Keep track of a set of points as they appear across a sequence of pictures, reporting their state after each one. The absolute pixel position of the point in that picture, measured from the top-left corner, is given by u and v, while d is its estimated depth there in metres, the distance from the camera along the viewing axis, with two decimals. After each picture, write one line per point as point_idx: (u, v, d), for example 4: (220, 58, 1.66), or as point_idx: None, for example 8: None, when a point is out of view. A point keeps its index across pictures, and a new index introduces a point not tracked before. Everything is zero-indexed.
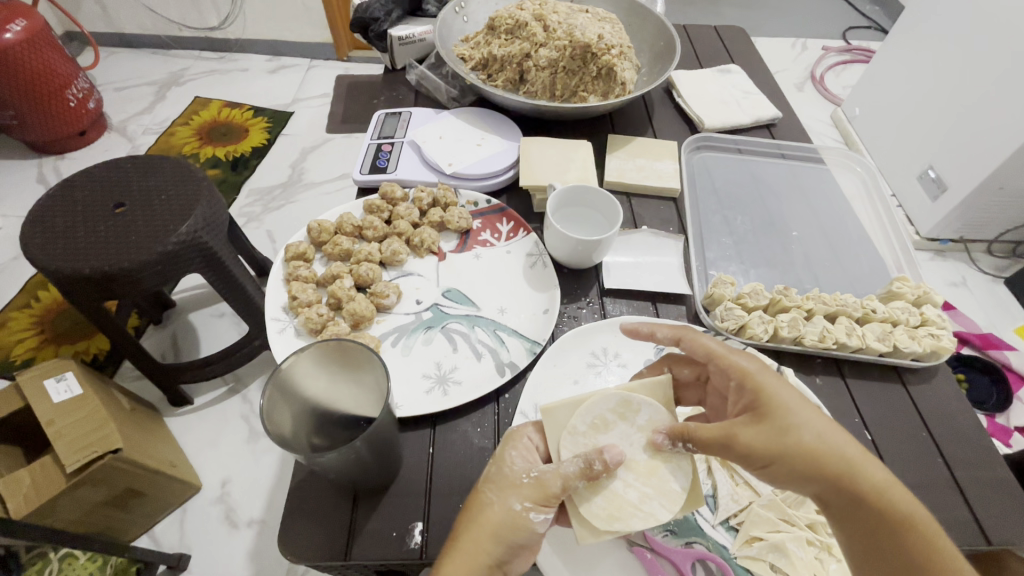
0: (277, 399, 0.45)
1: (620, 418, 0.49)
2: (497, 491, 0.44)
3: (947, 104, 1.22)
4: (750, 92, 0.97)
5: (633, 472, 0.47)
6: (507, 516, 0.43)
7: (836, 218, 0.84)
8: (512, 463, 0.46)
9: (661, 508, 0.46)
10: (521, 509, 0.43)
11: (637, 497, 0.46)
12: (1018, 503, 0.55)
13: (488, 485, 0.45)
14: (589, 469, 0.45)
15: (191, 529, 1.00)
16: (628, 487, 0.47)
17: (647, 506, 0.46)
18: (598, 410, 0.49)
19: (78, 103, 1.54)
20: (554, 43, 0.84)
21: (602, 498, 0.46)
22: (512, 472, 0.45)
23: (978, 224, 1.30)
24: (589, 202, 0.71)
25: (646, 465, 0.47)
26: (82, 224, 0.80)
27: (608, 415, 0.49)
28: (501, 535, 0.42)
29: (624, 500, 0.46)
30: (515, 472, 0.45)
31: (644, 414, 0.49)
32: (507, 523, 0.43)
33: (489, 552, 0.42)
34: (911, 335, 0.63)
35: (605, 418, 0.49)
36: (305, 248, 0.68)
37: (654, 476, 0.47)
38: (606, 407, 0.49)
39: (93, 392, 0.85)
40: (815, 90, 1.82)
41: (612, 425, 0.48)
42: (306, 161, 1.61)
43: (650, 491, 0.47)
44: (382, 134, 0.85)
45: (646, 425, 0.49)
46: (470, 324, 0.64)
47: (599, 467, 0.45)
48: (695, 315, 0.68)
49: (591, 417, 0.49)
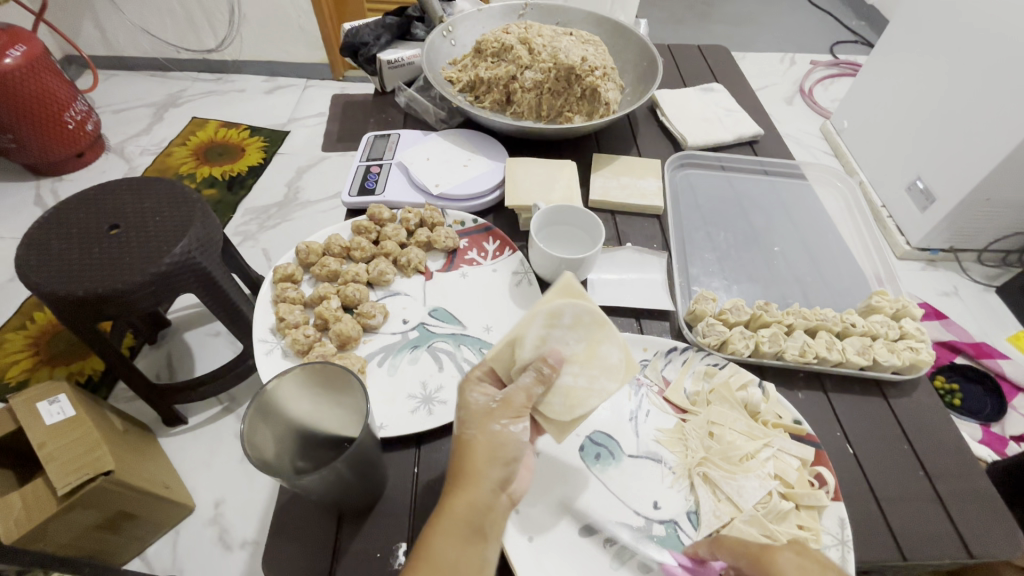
0: (258, 421, 0.46)
1: (550, 328, 0.51)
2: (474, 425, 0.45)
3: (931, 118, 1.24)
4: (732, 109, 0.99)
5: (578, 364, 0.51)
6: (489, 438, 0.45)
7: (818, 233, 0.86)
8: (476, 400, 0.47)
9: (609, 382, 0.51)
10: (502, 426, 0.46)
11: (587, 382, 0.51)
12: (998, 514, 0.55)
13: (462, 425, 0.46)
14: (541, 374, 0.48)
15: (184, 550, 1.00)
16: (577, 377, 0.51)
17: (598, 384, 0.51)
18: (535, 331, 0.50)
19: (76, 125, 1.56)
20: (539, 65, 0.86)
21: (561, 395, 0.50)
22: (479, 406, 0.47)
23: (966, 233, 1.31)
24: (574, 221, 0.72)
25: (585, 352, 0.51)
26: (79, 247, 0.81)
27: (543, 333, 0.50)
28: (495, 456, 0.44)
29: (578, 389, 0.50)
30: (482, 405, 0.47)
31: (569, 313, 0.51)
32: (495, 445, 0.45)
33: (490, 475, 0.44)
34: (890, 348, 0.65)
35: (540, 336, 0.50)
36: (293, 270, 0.69)
37: (595, 358, 0.51)
38: (537, 327, 0.50)
39: (86, 413, 0.85)
40: (804, 104, 1.85)
41: (547, 337, 0.51)
42: (302, 180, 1.62)
43: (596, 371, 0.51)
44: (370, 156, 0.86)
45: (573, 322, 0.51)
46: (456, 343, 0.65)
47: (548, 369, 0.48)
48: (679, 331, 0.69)
49: (533, 343, 0.50)
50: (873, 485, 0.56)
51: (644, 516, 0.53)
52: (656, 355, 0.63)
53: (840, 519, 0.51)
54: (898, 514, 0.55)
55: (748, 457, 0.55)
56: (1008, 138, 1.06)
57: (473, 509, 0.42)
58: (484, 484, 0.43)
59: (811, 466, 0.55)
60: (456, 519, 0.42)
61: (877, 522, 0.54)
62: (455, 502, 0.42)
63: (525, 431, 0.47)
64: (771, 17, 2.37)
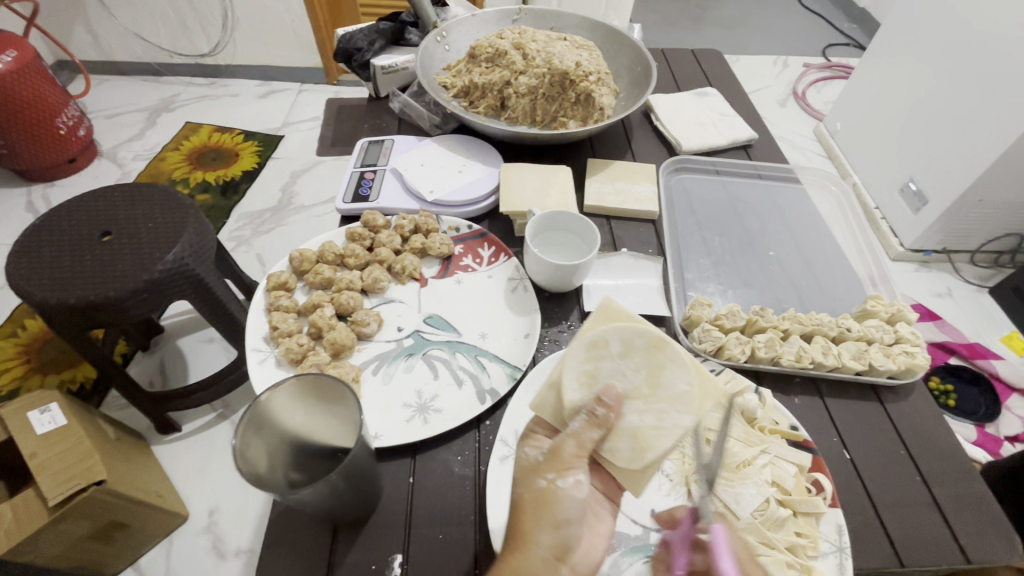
0: (251, 434, 0.45)
1: (597, 360, 0.47)
2: (521, 483, 0.45)
3: (924, 121, 1.25)
4: (726, 114, 0.99)
5: (641, 399, 0.46)
6: (535, 495, 0.44)
7: (813, 237, 0.86)
8: (526, 455, 0.48)
9: (681, 415, 0.45)
10: (548, 481, 0.44)
11: (656, 419, 0.46)
12: (996, 519, 0.55)
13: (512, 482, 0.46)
14: (592, 417, 0.44)
15: (177, 559, 0.98)
16: (642, 415, 0.46)
17: (669, 419, 0.46)
18: (576, 368, 0.47)
19: (68, 130, 1.55)
20: (533, 70, 0.86)
21: (626, 438, 0.46)
22: (529, 461, 0.47)
23: (960, 235, 1.32)
24: (568, 227, 0.72)
25: (648, 384, 0.46)
26: (69, 254, 0.80)
27: (587, 367, 0.47)
28: (541, 515, 0.43)
29: (645, 429, 0.46)
30: (530, 460, 0.47)
31: (616, 340, 0.47)
32: (539, 501, 0.43)
33: (539, 541, 0.42)
34: (886, 353, 0.65)
35: (586, 370, 0.47)
36: (286, 278, 0.69)
37: (659, 387, 0.46)
38: (579, 361, 0.47)
39: (77, 422, 0.84)
40: (797, 106, 1.86)
41: (596, 371, 0.47)
42: (296, 184, 1.62)
43: (664, 406, 0.46)
44: (364, 162, 0.86)
45: (624, 350, 0.47)
46: (452, 350, 0.65)
47: (602, 411, 0.45)
48: (674, 337, 0.69)
49: (576, 378, 0.47)
50: (870, 490, 0.56)
51: (640, 525, 0.52)
52: None
53: (837, 526, 0.51)
54: (894, 519, 0.54)
55: (745, 463, 0.55)
56: (999, 141, 1.07)
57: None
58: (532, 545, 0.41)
59: (808, 472, 0.55)
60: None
61: (873, 527, 0.54)
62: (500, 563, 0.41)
63: (577, 486, 0.44)
64: (764, 20, 2.39)
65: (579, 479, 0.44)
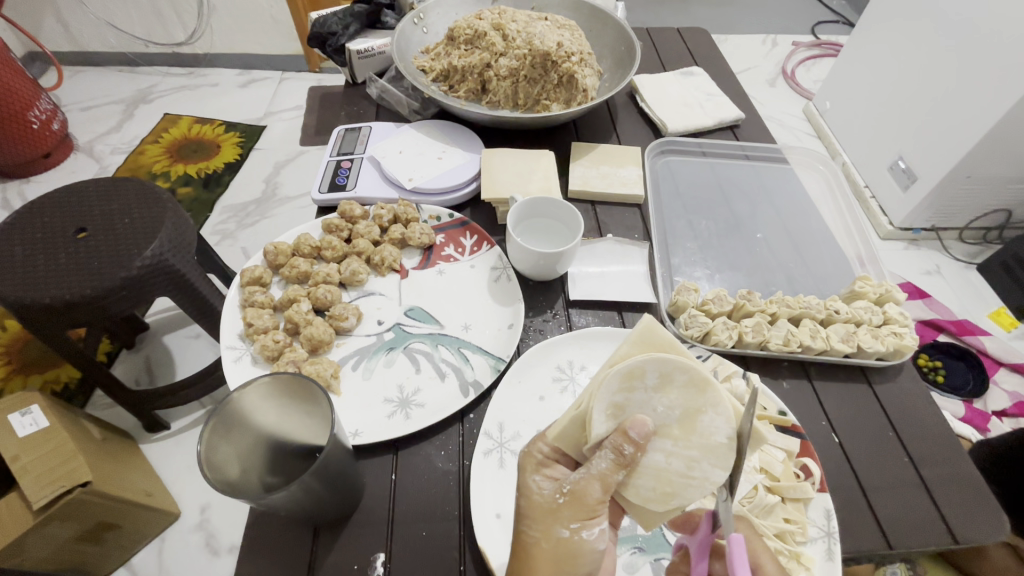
0: (217, 440, 0.43)
1: (628, 393, 0.43)
2: (538, 525, 0.43)
3: (913, 96, 1.23)
4: (713, 93, 0.96)
5: (670, 440, 0.43)
6: (557, 545, 0.42)
7: (801, 218, 0.85)
8: (540, 488, 0.45)
9: (714, 469, 0.42)
10: (570, 533, 0.43)
11: (685, 464, 0.43)
12: (983, 498, 0.55)
13: (525, 522, 0.44)
14: (621, 458, 0.42)
15: (170, 558, 0.97)
16: (671, 457, 0.43)
17: (699, 471, 0.43)
18: (605, 401, 0.43)
19: (41, 124, 1.50)
20: (513, 52, 0.83)
21: (649, 479, 0.44)
22: (543, 499, 0.44)
23: (949, 212, 1.31)
24: (552, 213, 0.70)
25: (681, 426, 0.43)
26: (42, 252, 0.77)
27: (618, 400, 0.43)
28: (561, 563, 0.42)
29: (671, 474, 0.43)
30: (547, 498, 0.44)
31: (653, 372, 0.43)
32: (563, 554, 0.42)
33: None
34: (875, 334, 0.64)
35: (616, 403, 0.43)
36: (261, 272, 0.67)
37: (694, 430, 0.43)
38: (612, 392, 0.43)
39: (61, 424, 0.82)
40: (787, 85, 1.84)
41: (628, 403, 0.43)
42: (279, 175, 1.58)
43: (695, 453, 0.43)
44: (341, 151, 0.83)
45: (660, 382, 0.43)
46: (434, 343, 0.63)
47: (630, 450, 0.42)
48: (661, 324, 0.67)
49: (605, 411, 0.43)
50: (858, 473, 0.56)
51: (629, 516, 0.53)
52: None
53: (825, 510, 0.51)
54: (879, 501, 0.54)
55: None
56: (988, 115, 1.05)
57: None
58: None
59: (796, 457, 0.54)
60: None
61: (861, 509, 0.54)
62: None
63: (601, 535, 0.43)
64: None
65: (602, 528, 0.43)
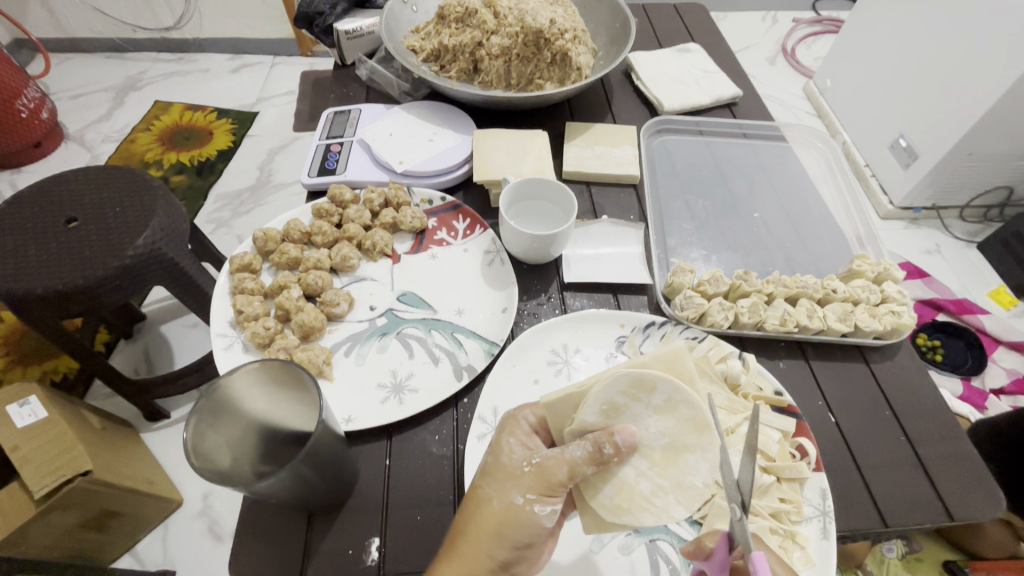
0: (204, 428, 0.43)
1: (631, 399, 0.43)
2: (494, 484, 0.43)
3: (915, 72, 1.20)
4: (710, 70, 0.94)
5: (647, 461, 0.44)
6: (506, 510, 0.42)
7: (798, 197, 0.84)
8: (511, 451, 0.45)
9: (677, 505, 0.43)
10: (524, 502, 0.42)
11: (651, 489, 0.44)
12: (980, 476, 0.55)
13: (485, 479, 0.44)
14: (597, 454, 0.42)
15: (175, 543, 0.98)
16: (641, 477, 0.44)
17: (661, 500, 0.43)
18: (606, 395, 0.43)
19: (30, 113, 1.48)
20: (505, 29, 0.81)
21: (612, 487, 0.44)
22: (510, 461, 0.44)
23: (950, 190, 1.29)
24: (546, 195, 0.69)
25: (665, 455, 0.44)
26: (34, 241, 0.76)
27: (618, 400, 0.43)
28: (505, 531, 0.42)
29: (634, 491, 0.44)
30: (514, 462, 0.44)
31: (661, 395, 0.43)
32: (509, 521, 0.42)
33: (493, 553, 0.41)
34: (872, 313, 0.63)
35: (615, 402, 0.44)
36: (251, 259, 0.66)
37: (674, 464, 0.43)
38: (615, 390, 0.43)
39: (60, 415, 0.81)
40: (787, 63, 1.81)
41: (625, 409, 0.44)
42: (274, 162, 1.56)
43: (665, 484, 0.44)
44: (330, 134, 0.82)
45: (664, 406, 0.43)
46: (427, 328, 0.62)
47: (609, 451, 0.42)
48: (657, 306, 0.67)
49: (599, 406, 0.44)
50: (856, 452, 0.56)
51: None
52: (633, 331, 0.62)
53: (821, 490, 0.50)
54: (874, 479, 0.54)
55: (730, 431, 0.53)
56: (991, 91, 1.03)
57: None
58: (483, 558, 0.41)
59: (792, 437, 0.53)
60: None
61: (856, 488, 0.53)
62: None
63: (551, 516, 0.42)
64: None
65: (556, 508, 0.43)
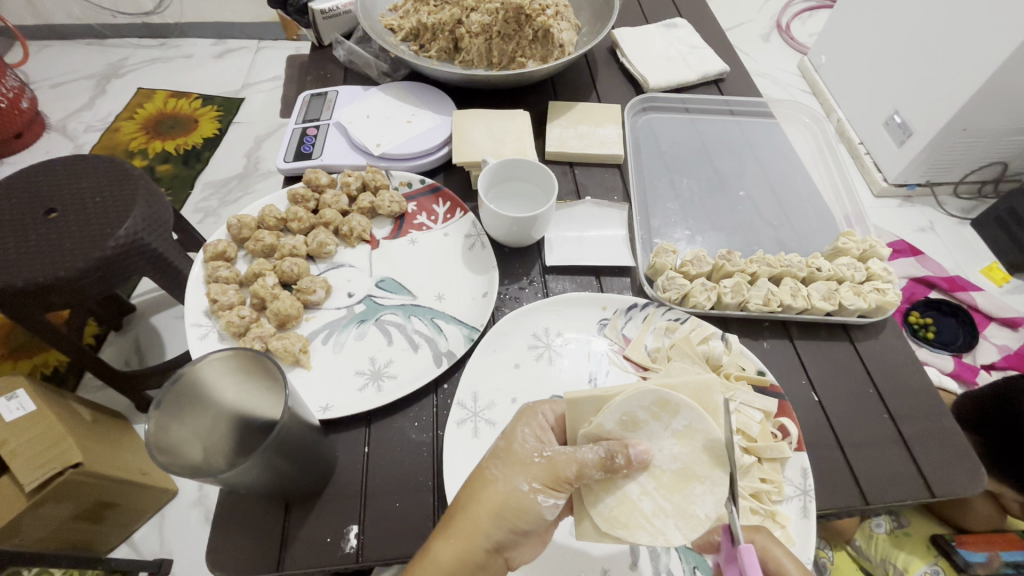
0: (168, 421, 0.43)
1: (653, 417, 0.44)
2: (502, 467, 0.43)
3: (909, 46, 1.18)
4: (696, 46, 0.92)
5: (655, 482, 0.43)
6: (509, 492, 0.42)
7: (785, 175, 0.83)
8: (524, 440, 0.44)
9: (677, 533, 0.42)
10: (529, 490, 0.42)
11: (652, 509, 0.43)
12: (964, 452, 0.55)
13: (493, 461, 0.44)
14: (609, 461, 0.42)
15: (171, 533, 0.98)
16: (644, 496, 0.43)
17: (660, 525, 0.42)
18: (628, 406, 0.43)
19: (9, 103, 1.44)
20: (485, 6, 0.78)
21: (613, 498, 0.44)
22: (522, 449, 0.43)
23: (944, 166, 1.28)
24: (526, 176, 0.68)
25: (673, 481, 0.43)
26: (12, 233, 0.75)
27: (639, 414, 0.43)
28: (504, 517, 0.41)
29: (637, 510, 0.43)
30: (525, 451, 0.43)
31: (682, 419, 0.43)
32: (511, 503, 0.41)
33: (490, 533, 0.41)
34: (857, 291, 0.62)
35: (636, 416, 0.44)
36: (225, 247, 0.64)
37: (680, 491, 0.43)
38: (638, 404, 0.44)
39: (50, 407, 0.80)
40: (781, 39, 1.77)
41: (643, 424, 0.44)
42: (261, 149, 1.54)
43: (670, 511, 0.43)
44: (307, 118, 0.80)
45: (683, 431, 0.43)
46: (406, 315, 0.61)
47: (621, 461, 0.42)
48: (640, 287, 0.66)
49: (619, 415, 0.44)
50: (837, 430, 0.55)
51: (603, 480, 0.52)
52: (616, 314, 0.61)
53: (802, 469, 0.50)
54: (857, 460, 0.54)
55: None
56: (986, 65, 1.01)
57: (461, 564, 0.40)
58: (479, 540, 0.41)
59: (774, 418, 0.53)
60: (444, 571, 0.39)
61: (840, 468, 0.53)
62: (441, 553, 0.40)
63: (553, 508, 0.42)
64: None
65: (557, 502, 0.42)
